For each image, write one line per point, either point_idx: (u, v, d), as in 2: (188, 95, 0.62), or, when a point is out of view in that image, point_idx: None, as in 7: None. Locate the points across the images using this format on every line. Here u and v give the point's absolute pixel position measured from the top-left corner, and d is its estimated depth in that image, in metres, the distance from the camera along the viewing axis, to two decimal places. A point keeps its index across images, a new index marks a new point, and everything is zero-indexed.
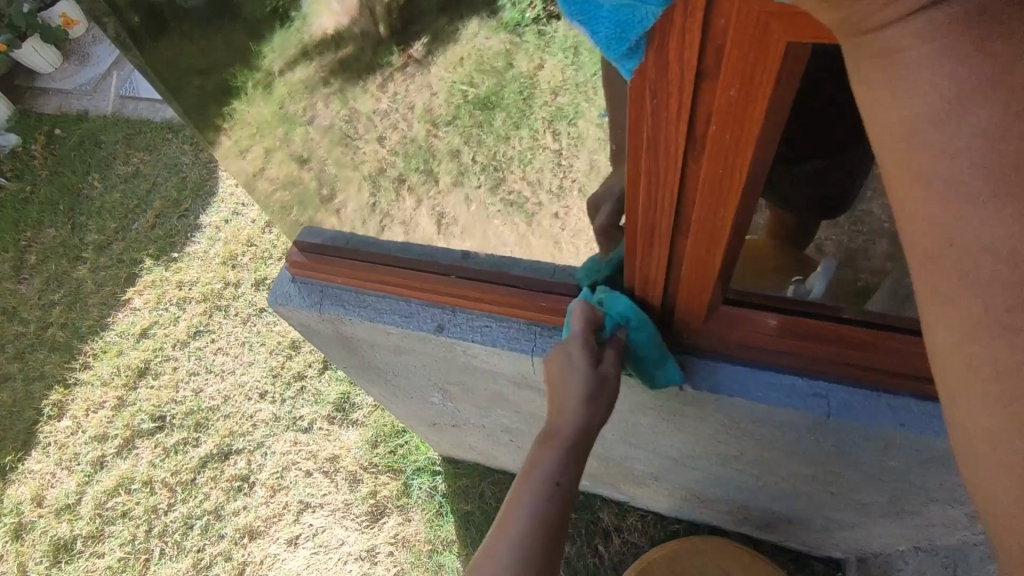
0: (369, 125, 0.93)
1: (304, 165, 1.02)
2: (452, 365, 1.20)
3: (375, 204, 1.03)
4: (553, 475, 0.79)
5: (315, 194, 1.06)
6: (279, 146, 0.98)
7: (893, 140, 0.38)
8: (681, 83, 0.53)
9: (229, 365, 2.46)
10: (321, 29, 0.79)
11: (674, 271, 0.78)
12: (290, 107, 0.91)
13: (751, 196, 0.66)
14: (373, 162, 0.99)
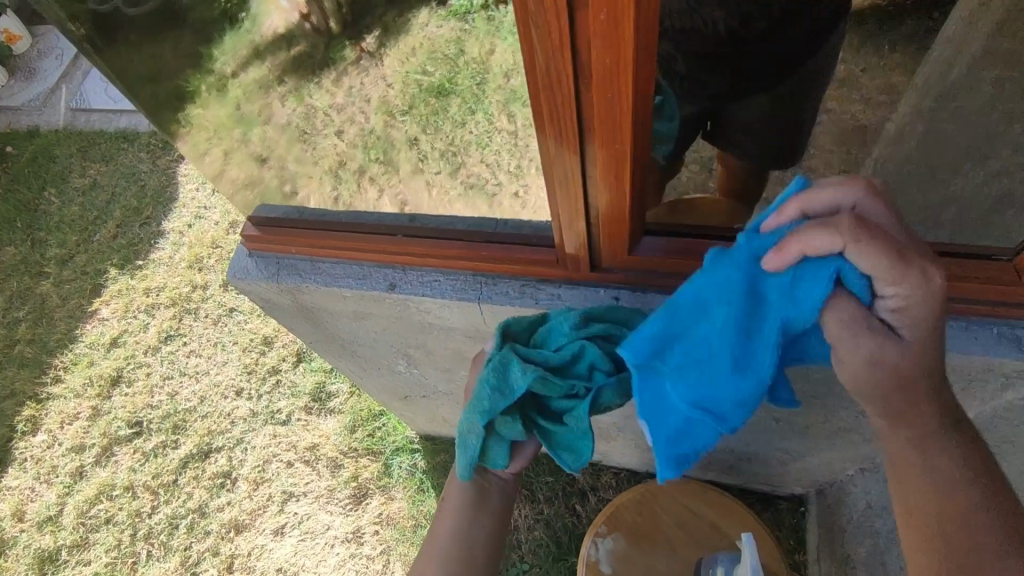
0: (327, 119, 0.97)
1: (265, 164, 1.05)
2: (410, 328, 1.14)
3: (337, 196, 1.02)
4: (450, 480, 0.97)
5: (277, 191, 1.06)
6: (237, 147, 1.03)
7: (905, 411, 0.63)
8: (556, 13, 0.51)
9: (203, 367, 2.49)
10: (271, 28, 0.87)
11: (593, 227, 0.80)
12: (245, 108, 0.98)
13: (644, 138, 0.66)
14: (331, 156, 1.01)
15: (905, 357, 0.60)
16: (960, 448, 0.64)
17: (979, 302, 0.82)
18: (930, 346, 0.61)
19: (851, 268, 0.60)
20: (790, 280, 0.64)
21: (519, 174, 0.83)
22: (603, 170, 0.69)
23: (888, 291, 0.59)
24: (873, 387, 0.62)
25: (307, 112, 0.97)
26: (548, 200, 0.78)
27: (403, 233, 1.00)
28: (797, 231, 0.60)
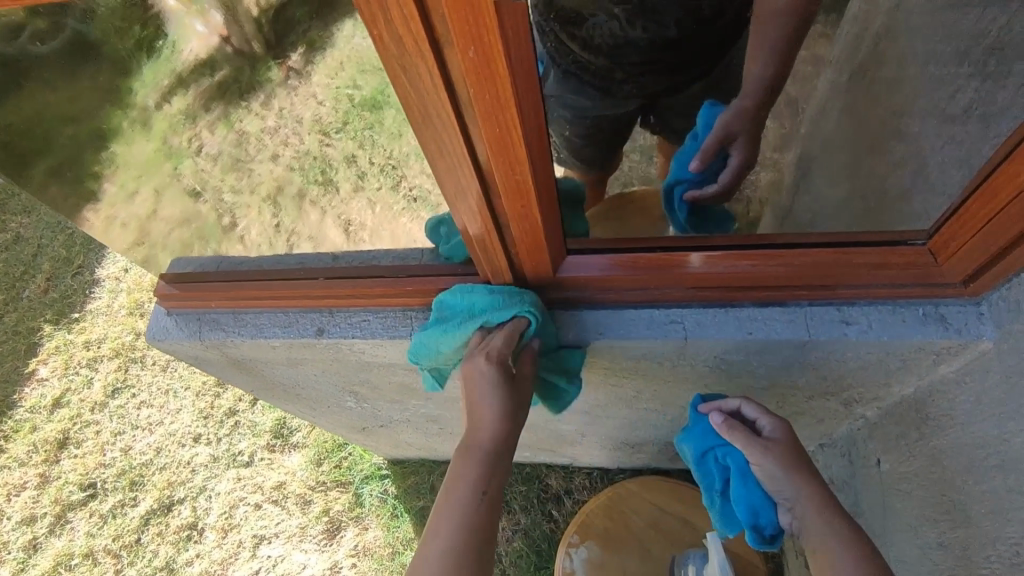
0: (260, 144, 0.91)
1: (199, 198, 0.99)
2: (348, 368, 1.10)
3: (279, 223, 0.96)
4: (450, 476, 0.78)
5: (215, 225, 1.00)
6: (170, 181, 0.97)
7: (805, 481, 0.81)
8: (422, 55, 0.48)
9: (157, 418, 2.39)
10: (193, 54, 0.80)
11: (511, 253, 0.77)
12: (173, 141, 0.91)
13: (544, 162, 0.63)
14: (269, 182, 0.94)
15: (784, 468, 0.82)
16: (853, 537, 0.75)
17: (903, 286, 0.82)
18: (787, 452, 0.84)
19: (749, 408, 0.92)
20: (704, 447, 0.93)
21: None
22: (508, 199, 0.66)
23: (751, 412, 0.91)
24: (780, 490, 0.82)
25: (241, 137, 0.90)
26: (461, 231, 0.75)
27: (326, 275, 0.95)
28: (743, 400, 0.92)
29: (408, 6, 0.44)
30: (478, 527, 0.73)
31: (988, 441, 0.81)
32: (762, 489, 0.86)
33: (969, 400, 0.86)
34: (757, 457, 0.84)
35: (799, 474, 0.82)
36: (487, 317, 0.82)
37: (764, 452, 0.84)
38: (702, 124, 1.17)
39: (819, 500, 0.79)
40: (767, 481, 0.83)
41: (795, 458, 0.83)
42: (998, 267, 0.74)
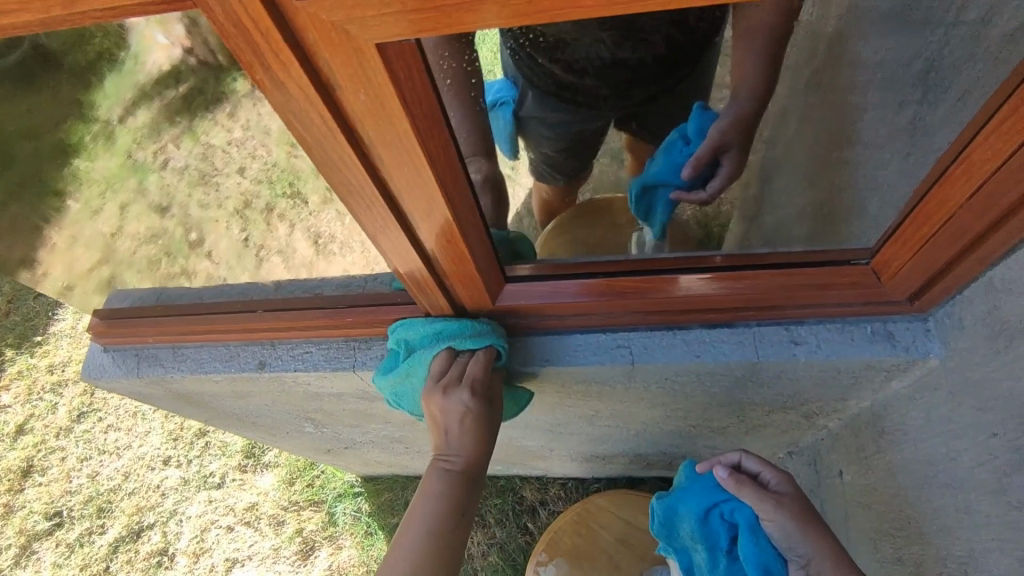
0: (227, 157, 0.74)
1: (166, 214, 0.87)
2: (298, 398, 1.07)
3: (247, 237, 0.84)
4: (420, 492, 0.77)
5: (182, 241, 0.90)
6: (134, 198, 0.85)
7: (816, 530, 0.84)
8: (310, 100, 0.45)
9: (124, 441, 2.33)
10: (157, 64, 0.62)
11: (443, 283, 0.75)
12: (139, 155, 0.79)
13: (462, 195, 0.61)
14: (237, 197, 0.80)
15: (795, 525, 0.85)
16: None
17: (851, 305, 0.81)
18: (797, 506, 0.87)
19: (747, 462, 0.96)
20: (709, 507, 0.99)
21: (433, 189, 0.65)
22: (430, 233, 0.64)
23: (753, 465, 0.95)
24: (797, 548, 0.84)
25: (205, 152, 0.75)
26: (388, 264, 0.72)
27: (265, 307, 0.92)
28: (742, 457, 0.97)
29: (283, 52, 0.41)
30: (449, 549, 0.74)
31: (939, 461, 0.80)
32: (773, 545, 0.89)
33: (920, 417, 0.85)
34: (769, 513, 0.87)
35: (812, 529, 0.84)
36: (453, 341, 0.80)
37: (776, 508, 0.87)
38: (697, 130, 1.12)
39: (831, 549, 0.82)
40: (781, 537, 0.86)
41: (806, 510, 0.87)
42: (947, 279, 0.72)
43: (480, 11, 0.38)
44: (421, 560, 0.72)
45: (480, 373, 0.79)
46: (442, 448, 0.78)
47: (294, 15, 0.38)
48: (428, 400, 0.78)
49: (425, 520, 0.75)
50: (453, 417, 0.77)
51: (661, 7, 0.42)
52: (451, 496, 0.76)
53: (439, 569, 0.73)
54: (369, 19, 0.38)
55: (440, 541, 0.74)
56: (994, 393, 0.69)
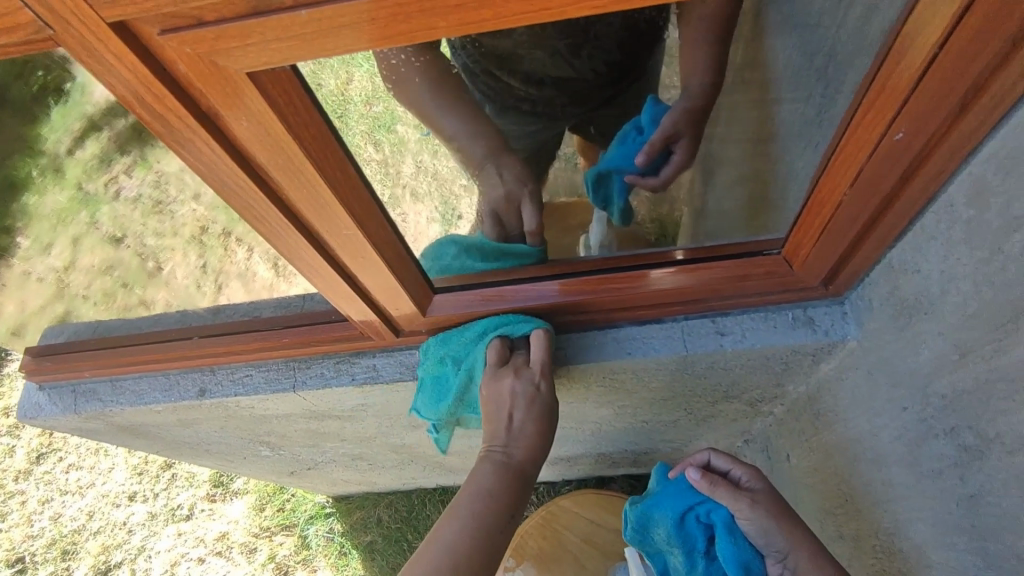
0: (182, 184, 0.66)
1: (121, 244, 0.84)
2: (246, 422, 1.07)
3: (206, 264, 0.82)
4: (473, 478, 0.78)
5: (139, 271, 0.87)
6: (86, 231, 0.81)
7: (781, 516, 0.88)
8: (194, 131, 0.47)
9: (88, 479, 2.27)
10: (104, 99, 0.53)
11: (366, 296, 0.77)
12: (89, 186, 0.75)
13: (369, 210, 0.63)
14: (193, 223, 0.75)
15: (768, 522, 0.88)
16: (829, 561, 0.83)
17: (771, 293, 0.84)
18: (768, 499, 0.90)
19: (717, 459, 0.99)
20: (684, 510, 1.02)
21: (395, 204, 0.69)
22: (343, 248, 0.66)
23: (723, 463, 0.98)
24: (771, 542, 0.88)
25: (158, 178, 0.68)
26: (309, 280, 0.74)
27: (200, 333, 0.91)
28: (713, 452, 0.99)
29: (156, 86, 0.42)
30: (498, 536, 0.73)
31: (864, 438, 0.83)
32: (752, 543, 0.91)
33: (847, 397, 0.88)
34: (746, 512, 0.89)
35: (787, 523, 0.87)
36: (507, 329, 0.83)
37: (753, 507, 0.89)
38: (647, 120, 1.03)
39: (804, 535, 0.86)
40: (758, 534, 0.89)
41: (775, 498, 0.90)
42: (852, 263, 0.75)
43: (339, 36, 0.40)
44: (468, 541, 0.71)
45: (546, 362, 0.81)
46: (500, 435, 0.80)
47: (159, 50, 0.40)
48: (492, 385, 0.80)
49: (474, 504, 0.75)
50: (518, 403, 0.79)
51: (517, 23, 0.42)
52: (503, 482, 0.77)
53: (485, 554, 0.71)
54: (234, 51, 0.40)
55: (490, 527, 0.73)
56: (902, 370, 0.72)
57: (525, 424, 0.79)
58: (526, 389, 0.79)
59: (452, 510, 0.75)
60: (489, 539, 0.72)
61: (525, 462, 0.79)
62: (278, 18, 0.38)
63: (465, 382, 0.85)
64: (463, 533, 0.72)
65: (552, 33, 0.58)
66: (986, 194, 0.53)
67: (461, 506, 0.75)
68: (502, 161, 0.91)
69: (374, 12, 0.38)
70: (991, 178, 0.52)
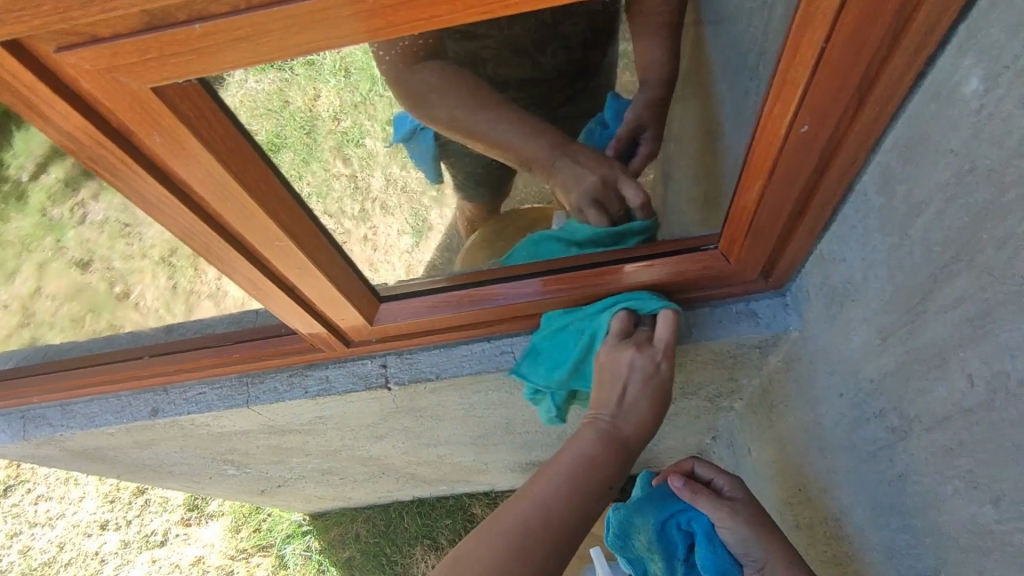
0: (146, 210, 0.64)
1: (88, 269, 0.82)
2: (205, 440, 1.06)
3: (177, 284, 0.78)
4: (574, 445, 0.76)
5: (108, 294, 0.84)
6: (52, 256, 0.81)
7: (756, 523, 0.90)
8: (107, 147, 0.47)
9: (57, 510, 2.22)
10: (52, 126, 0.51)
11: (310, 306, 0.77)
12: (54, 210, 0.74)
13: (300, 220, 0.64)
14: (162, 244, 0.71)
15: (746, 531, 0.90)
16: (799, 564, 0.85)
17: (715, 288, 0.85)
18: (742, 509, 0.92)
19: (700, 468, 1.00)
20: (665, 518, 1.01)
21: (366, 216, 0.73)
22: (279, 259, 0.66)
23: (706, 472, 0.99)
24: (750, 553, 0.89)
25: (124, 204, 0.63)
26: (251, 293, 0.74)
27: (149, 353, 0.90)
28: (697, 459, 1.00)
29: (56, 102, 0.42)
30: (587, 508, 0.72)
31: (811, 425, 0.85)
32: (730, 552, 0.92)
33: (794, 387, 0.90)
34: (728, 520, 0.91)
35: (767, 537, 0.89)
36: (636, 304, 0.80)
37: (732, 515, 0.91)
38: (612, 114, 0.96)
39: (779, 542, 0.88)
40: (737, 544, 0.90)
41: (745, 504, 0.92)
42: (786, 255, 0.77)
43: (239, 50, 0.41)
44: (556, 505, 0.70)
45: (671, 341, 0.78)
46: (609, 404, 0.77)
47: (58, 67, 0.40)
48: (611, 356, 0.78)
49: (573, 468, 0.74)
50: (632, 377, 0.77)
51: (412, 32, 0.44)
52: (605, 455, 0.75)
53: (572, 519, 0.70)
54: (135, 66, 0.40)
55: (581, 495, 0.72)
56: (837, 358, 0.74)
57: (637, 400, 0.77)
58: (650, 362, 0.77)
59: (547, 470, 0.75)
60: (578, 506, 0.71)
61: (629, 441, 0.77)
62: (174, 32, 0.38)
63: (583, 355, 0.82)
64: (554, 496, 0.71)
65: (473, 42, 0.59)
66: (893, 182, 0.55)
67: (557, 470, 0.74)
68: (579, 154, 0.96)
69: (269, 24, 0.39)
70: (895, 166, 0.55)
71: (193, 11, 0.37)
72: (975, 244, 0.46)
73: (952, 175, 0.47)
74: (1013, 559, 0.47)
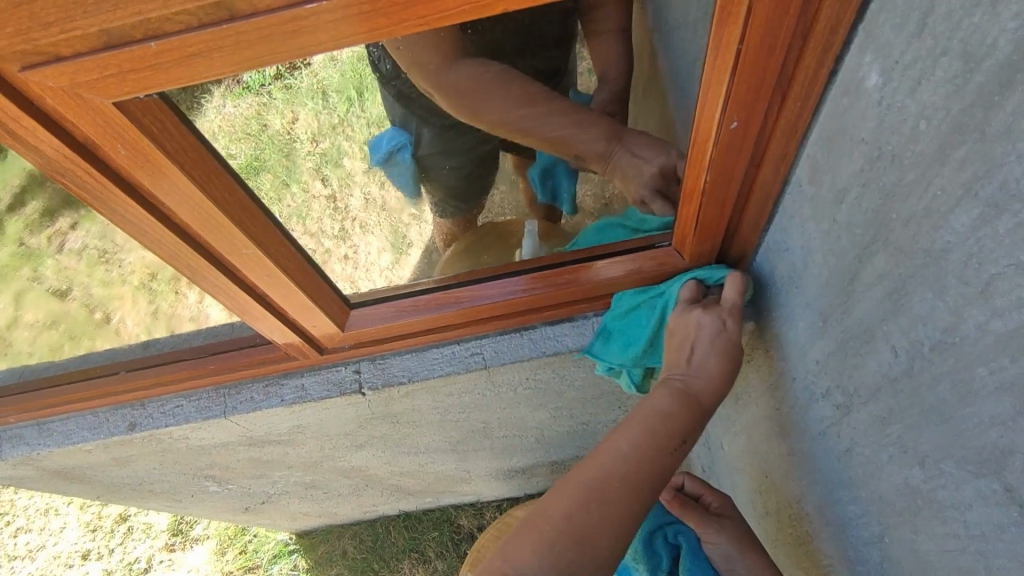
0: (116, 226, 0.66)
1: (65, 299, 0.84)
2: (185, 454, 1.07)
3: (156, 309, 0.81)
4: (647, 403, 0.71)
5: (86, 323, 0.85)
6: (28, 287, 0.82)
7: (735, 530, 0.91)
8: (73, 158, 0.50)
9: (38, 541, 2.19)
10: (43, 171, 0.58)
11: (281, 315, 0.79)
12: (30, 243, 0.75)
13: (264, 223, 0.66)
14: (142, 270, 0.73)
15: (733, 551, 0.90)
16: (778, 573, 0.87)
17: None
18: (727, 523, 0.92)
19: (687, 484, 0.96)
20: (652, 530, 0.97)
21: (345, 235, 0.79)
22: (248, 267, 0.69)
23: (694, 488, 0.95)
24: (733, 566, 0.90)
25: (103, 230, 0.66)
26: (226, 305, 0.76)
27: (126, 368, 0.91)
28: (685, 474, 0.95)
29: (25, 118, 0.45)
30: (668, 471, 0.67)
31: (772, 414, 0.88)
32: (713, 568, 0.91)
33: (754, 378, 0.93)
34: (713, 536, 0.92)
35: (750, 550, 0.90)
36: (702, 274, 0.79)
37: (719, 531, 0.91)
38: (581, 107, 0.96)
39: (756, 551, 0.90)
40: (723, 561, 0.91)
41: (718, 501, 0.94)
42: (737, 251, 0.80)
43: (194, 65, 0.45)
44: (637, 464, 0.65)
45: (739, 304, 0.76)
46: (680, 364, 0.73)
47: (28, 86, 0.43)
48: (681, 316, 0.76)
49: (649, 424, 0.68)
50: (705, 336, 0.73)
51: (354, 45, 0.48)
52: (686, 415, 0.70)
53: (649, 477, 0.65)
54: (95, 80, 0.44)
55: (659, 454, 0.67)
56: (789, 347, 0.77)
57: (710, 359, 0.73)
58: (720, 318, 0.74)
59: (621, 427, 0.69)
60: (655, 463, 0.66)
61: (707, 397, 0.72)
62: (131, 49, 0.42)
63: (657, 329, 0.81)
64: (631, 452, 0.66)
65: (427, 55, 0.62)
66: (819, 172, 0.59)
67: (631, 426, 0.69)
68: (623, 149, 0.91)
69: (220, 40, 0.43)
70: (820, 157, 0.59)
71: (149, 30, 0.41)
72: (888, 225, 0.50)
73: (864, 163, 0.51)
74: (942, 515, 0.50)
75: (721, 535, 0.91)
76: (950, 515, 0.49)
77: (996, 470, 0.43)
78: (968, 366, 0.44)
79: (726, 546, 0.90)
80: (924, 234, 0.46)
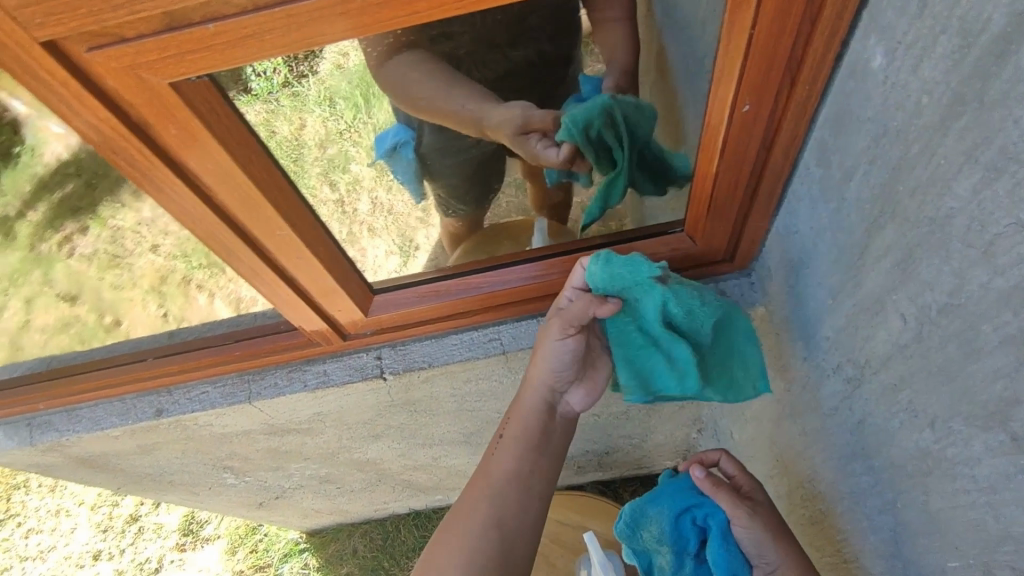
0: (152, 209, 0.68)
1: (76, 303, 0.89)
2: (207, 443, 1.10)
3: (166, 313, 0.89)
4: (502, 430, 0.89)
5: (96, 327, 0.91)
6: (41, 291, 0.88)
7: None
8: (126, 137, 0.53)
9: (48, 542, 2.20)
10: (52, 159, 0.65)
11: (307, 300, 0.82)
12: (42, 247, 0.82)
13: (297, 206, 0.69)
14: (151, 273, 0.83)
15: None
16: None
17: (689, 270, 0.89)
18: None
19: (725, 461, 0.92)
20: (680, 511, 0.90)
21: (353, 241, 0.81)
22: (280, 249, 0.72)
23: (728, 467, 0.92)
24: None
25: (140, 214, 0.70)
26: (259, 290, 0.79)
27: (152, 355, 0.94)
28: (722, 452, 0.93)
29: (89, 100, 0.49)
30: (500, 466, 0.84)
31: (783, 396, 0.90)
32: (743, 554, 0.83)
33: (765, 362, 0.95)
34: None
35: None
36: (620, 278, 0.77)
37: None
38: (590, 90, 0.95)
39: None
40: None
41: None
42: (747, 236, 0.83)
43: (247, 47, 0.48)
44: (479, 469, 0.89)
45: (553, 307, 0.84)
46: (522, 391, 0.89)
47: (93, 67, 0.47)
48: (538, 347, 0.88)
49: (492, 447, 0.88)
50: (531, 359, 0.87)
51: (389, 29, 0.51)
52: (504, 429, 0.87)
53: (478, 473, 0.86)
54: (154, 62, 0.47)
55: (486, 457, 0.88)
56: (800, 327, 0.80)
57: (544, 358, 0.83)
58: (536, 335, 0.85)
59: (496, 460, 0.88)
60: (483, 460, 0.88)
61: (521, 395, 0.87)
62: (189, 32, 0.45)
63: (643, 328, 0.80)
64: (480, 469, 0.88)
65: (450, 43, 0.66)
66: (829, 153, 0.62)
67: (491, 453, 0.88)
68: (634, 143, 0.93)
69: (271, 24, 0.46)
70: (829, 138, 0.62)
71: (207, 13, 0.44)
72: (896, 198, 0.53)
73: (872, 140, 0.54)
74: (952, 472, 0.53)
75: (756, 520, 0.82)
76: (960, 472, 0.52)
77: (1002, 421, 0.46)
78: (974, 325, 0.47)
79: (759, 533, 0.82)
80: (929, 203, 0.49)
